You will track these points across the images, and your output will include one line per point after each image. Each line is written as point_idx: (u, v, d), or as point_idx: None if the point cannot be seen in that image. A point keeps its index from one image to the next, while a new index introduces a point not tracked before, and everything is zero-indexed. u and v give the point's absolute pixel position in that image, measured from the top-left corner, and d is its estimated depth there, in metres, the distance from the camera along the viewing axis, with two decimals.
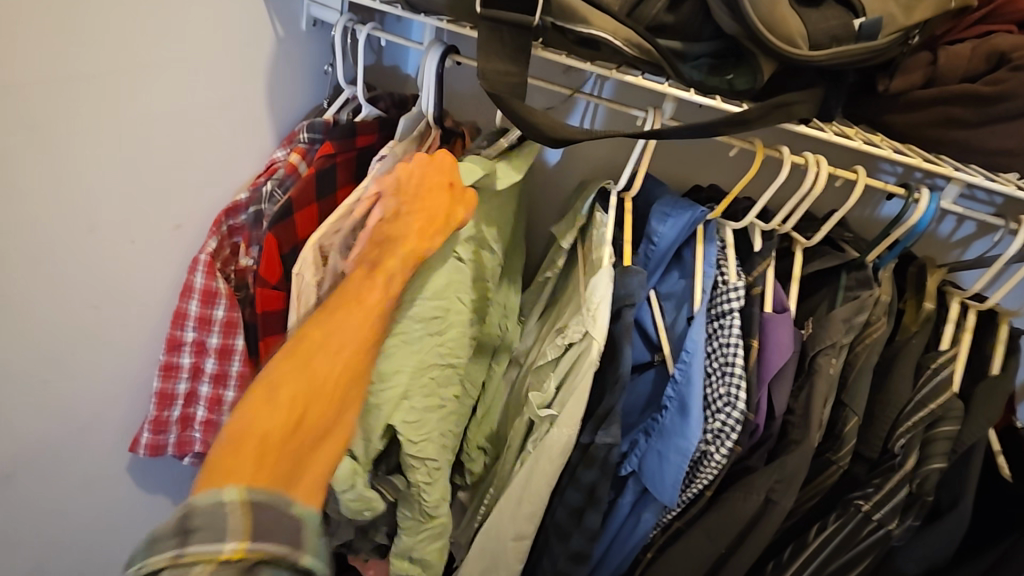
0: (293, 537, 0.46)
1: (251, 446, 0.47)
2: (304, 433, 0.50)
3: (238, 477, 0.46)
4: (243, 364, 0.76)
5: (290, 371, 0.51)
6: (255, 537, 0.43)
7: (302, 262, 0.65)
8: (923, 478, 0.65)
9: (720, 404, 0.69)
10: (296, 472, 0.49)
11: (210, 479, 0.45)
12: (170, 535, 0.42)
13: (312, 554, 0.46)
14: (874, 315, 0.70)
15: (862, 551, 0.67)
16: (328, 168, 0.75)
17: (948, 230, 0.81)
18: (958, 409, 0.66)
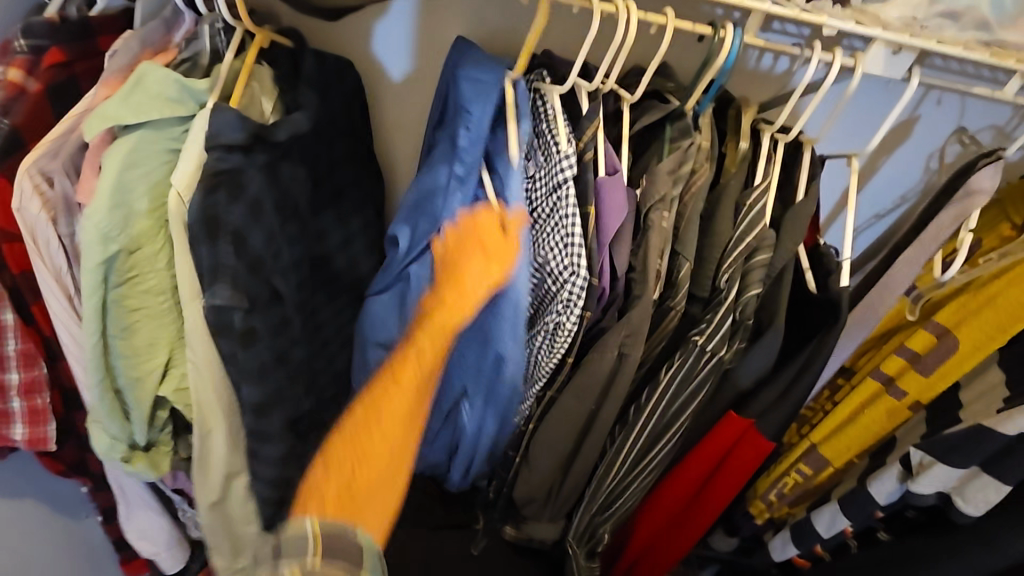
0: (349, 558, 0.49)
1: (330, 491, 0.48)
2: (360, 493, 0.49)
3: (314, 508, 0.48)
4: (23, 340, 0.67)
5: (343, 451, 0.50)
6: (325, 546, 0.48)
7: (19, 194, 0.59)
8: (744, 305, 0.72)
9: (565, 275, 0.70)
10: (363, 496, 0.49)
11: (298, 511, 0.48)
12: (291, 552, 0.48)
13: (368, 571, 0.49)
14: (697, 163, 0.73)
15: (703, 380, 0.75)
16: (63, 82, 0.66)
17: (767, 65, 0.83)
18: (769, 237, 0.71)
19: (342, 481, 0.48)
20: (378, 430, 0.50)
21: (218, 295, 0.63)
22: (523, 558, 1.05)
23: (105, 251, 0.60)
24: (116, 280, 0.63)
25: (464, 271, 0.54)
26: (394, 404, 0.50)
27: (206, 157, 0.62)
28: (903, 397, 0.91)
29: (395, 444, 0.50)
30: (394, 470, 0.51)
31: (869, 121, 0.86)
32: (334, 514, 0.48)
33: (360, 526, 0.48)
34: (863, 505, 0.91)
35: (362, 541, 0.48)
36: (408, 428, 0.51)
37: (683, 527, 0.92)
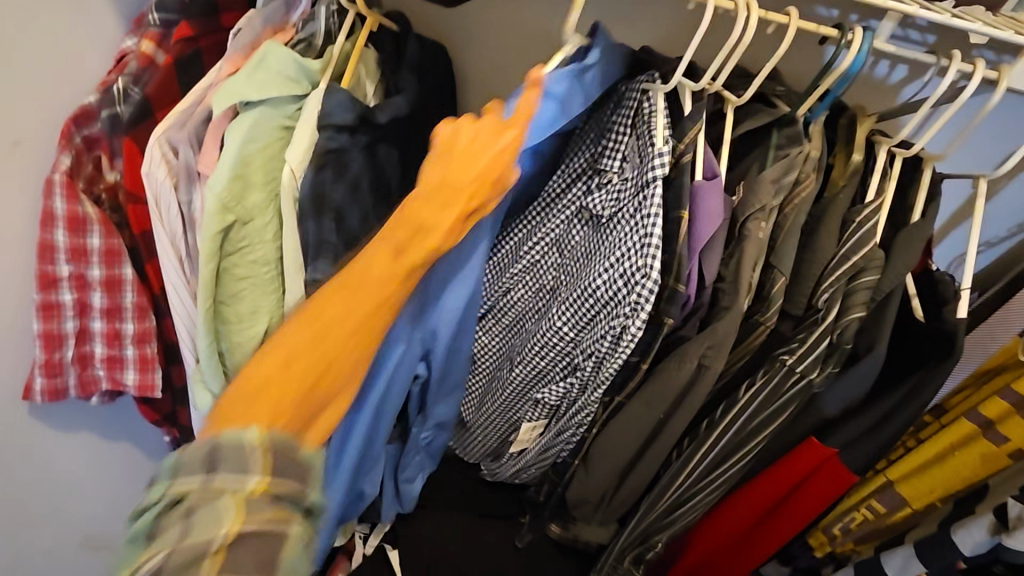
0: (302, 477, 0.54)
1: (272, 386, 0.54)
2: (318, 393, 0.58)
3: (250, 418, 0.53)
4: (138, 294, 0.72)
5: (301, 337, 0.56)
6: (275, 473, 0.52)
7: (149, 161, 0.63)
8: (843, 328, 0.67)
9: (636, 277, 0.68)
10: (315, 411, 0.58)
11: (220, 422, 0.53)
12: (196, 464, 0.50)
13: (318, 489, 0.54)
14: (803, 173, 0.69)
15: (786, 401, 0.71)
16: (191, 55, 0.69)
17: (885, 74, 0.78)
18: (877, 259, 0.67)
19: (309, 365, 0.56)
20: (342, 320, 0.57)
21: (319, 270, 0.66)
22: (568, 558, 1.05)
23: (223, 221, 0.62)
24: (229, 248, 0.65)
25: (461, 160, 0.56)
26: (354, 309, 0.57)
27: (317, 136, 0.65)
28: (1003, 444, 0.83)
29: (352, 339, 0.58)
30: (337, 403, 0.60)
31: (998, 141, 0.78)
32: (270, 431, 0.53)
33: (308, 437, 0.57)
34: (944, 552, 0.84)
35: (307, 456, 0.55)
36: (358, 350, 0.59)
37: (744, 550, 0.89)
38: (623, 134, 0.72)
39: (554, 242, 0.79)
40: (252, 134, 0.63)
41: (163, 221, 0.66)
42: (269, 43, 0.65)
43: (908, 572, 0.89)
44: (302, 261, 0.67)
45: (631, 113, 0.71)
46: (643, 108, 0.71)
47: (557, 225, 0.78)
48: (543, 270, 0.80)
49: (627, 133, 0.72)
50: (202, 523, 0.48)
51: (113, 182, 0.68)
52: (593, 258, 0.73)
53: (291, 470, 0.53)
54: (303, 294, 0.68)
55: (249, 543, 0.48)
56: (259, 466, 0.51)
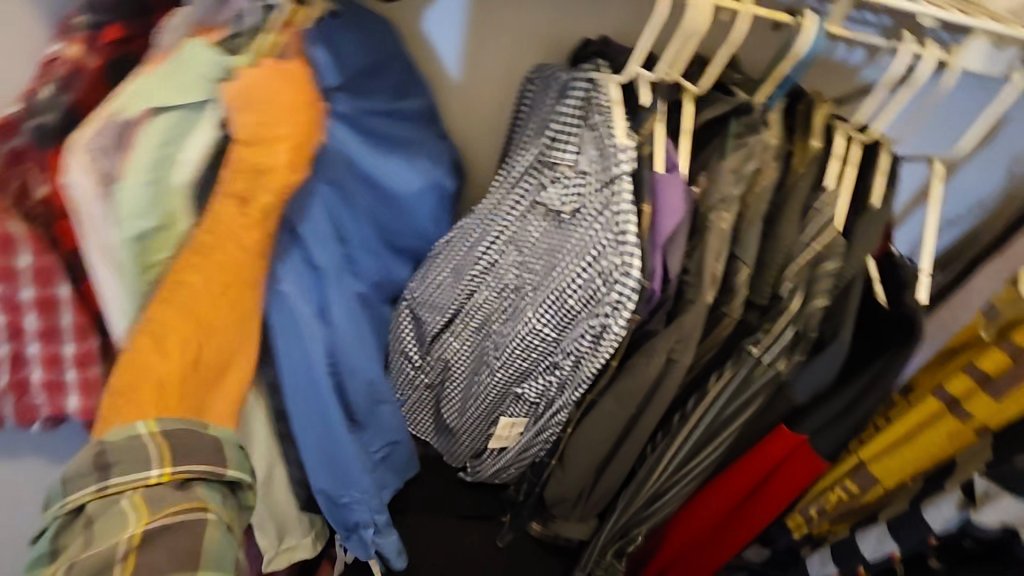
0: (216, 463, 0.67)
1: (150, 389, 0.62)
2: (201, 372, 0.65)
3: (144, 414, 0.63)
4: (76, 314, 0.69)
5: (144, 353, 0.61)
6: (175, 464, 0.64)
7: None
8: (807, 317, 0.67)
9: (617, 275, 0.66)
10: (204, 391, 0.66)
11: (112, 419, 0.63)
12: (90, 471, 0.62)
13: (235, 467, 0.69)
14: (763, 162, 0.68)
15: (755, 391, 0.71)
16: (120, 59, 0.66)
17: (843, 58, 0.78)
18: (838, 245, 0.66)
19: (170, 341, 0.61)
20: (181, 303, 0.61)
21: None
22: (551, 555, 1.04)
23: (137, 229, 0.60)
24: (152, 257, 0.63)
25: (269, 138, 0.60)
26: (187, 298, 0.61)
27: (249, 138, 0.61)
28: (969, 420, 0.85)
29: (205, 305, 0.62)
30: (230, 378, 0.68)
31: (954, 121, 0.79)
32: (162, 420, 0.64)
33: (207, 420, 0.67)
34: (915, 530, 0.86)
35: (218, 436, 0.68)
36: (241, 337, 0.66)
37: (721, 539, 0.89)
38: (571, 127, 0.70)
39: (511, 239, 0.77)
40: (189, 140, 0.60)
41: None
42: (194, 42, 0.63)
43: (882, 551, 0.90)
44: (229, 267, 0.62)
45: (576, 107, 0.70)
46: (590, 100, 0.70)
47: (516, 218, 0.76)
48: (503, 269, 0.79)
49: (579, 124, 0.70)
50: (112, 526, 0.61)
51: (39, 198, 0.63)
52: (560, 253, 0.72)
53: (187, 553, 0.63)
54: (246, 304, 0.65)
55: (164, 543, 0.62)
56: (160, 456, 0.63)
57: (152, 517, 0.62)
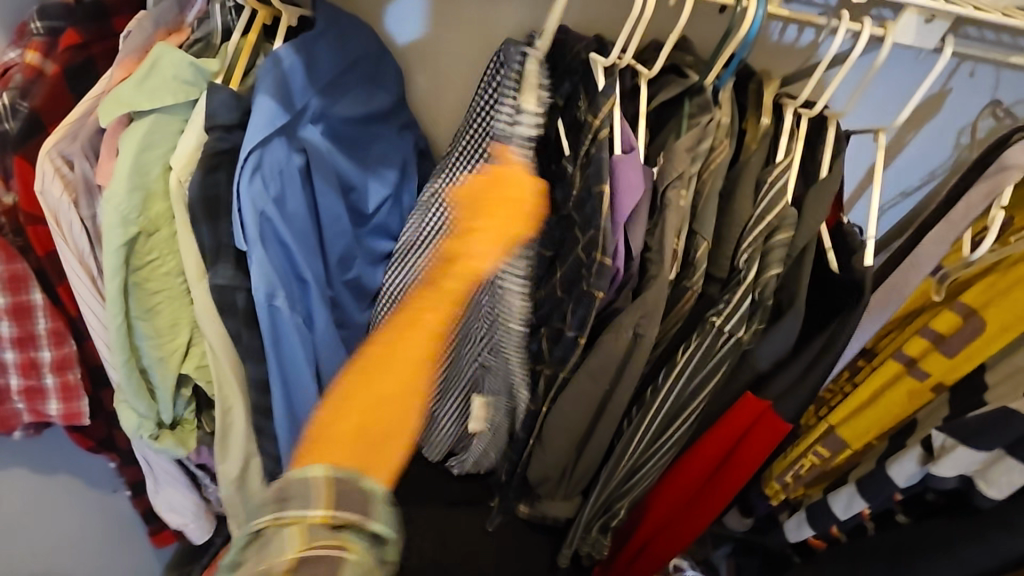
0: (362, 507, 0.45)
1: (343, 431, 0.46)
2: (383, 418, 0.47)
3: (327, 455, 0.45)
4: (52, 320, 0.69)
5: (360, 380, 0.47)
6: (336, 507, 0.44)
7: (42, 178, 0.60)
8: (764, 286, 0.70)
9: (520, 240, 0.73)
10: (368, 445, 0.46)
11: (304, 455, 0.46)
12: (269, 503, 0.44)
13: (380, 520, 0.45)
14: (716, 140, 0.71)
15: (719, 360, 0.74)
16: (81, 64, 0.66)
17: (793, 38, 0.80)
18: (791, 216, 0.69)
19: (362, 406, 0.46)
20: (395, 359, 0.48)
21: (220, 275, 0.64)
22: (538, 534, 1.06)
23: (127, 233, 0.61)
24: (136, 262, 0.64)
25: (496, 207, 0.51)
26: (415, 349, 0.48)
27: (206, 137, 0.62)
28: (926, 379, 0.89)
29: (409, 374, 0.47)
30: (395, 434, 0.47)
31: (897, 93, 0.83)
32: (334, 466, 0.45)
33: (368, 474, 0.46)
34: (882, 486, 0.90)
35: (364, 486, 0.45)
36: (425, 368, 0.49)
37: (698, 508, 0.92)
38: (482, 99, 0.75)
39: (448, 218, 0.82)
40: (151, 141, 0.61)
41: (66, 241, 0.63)
42: (162, 44, 0.63)
43: (852, 509, 0.94)
44: (204, 266, 0.65)
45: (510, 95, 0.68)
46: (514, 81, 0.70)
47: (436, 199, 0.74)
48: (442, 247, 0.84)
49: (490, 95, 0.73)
50: (272, 547, 0.42)
51: (7, 205, 0.64)
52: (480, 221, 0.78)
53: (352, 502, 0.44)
54: (212, 301, 0.66)
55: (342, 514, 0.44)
56: (319, 499, 0.43)
57: (315, 539, 0.42)
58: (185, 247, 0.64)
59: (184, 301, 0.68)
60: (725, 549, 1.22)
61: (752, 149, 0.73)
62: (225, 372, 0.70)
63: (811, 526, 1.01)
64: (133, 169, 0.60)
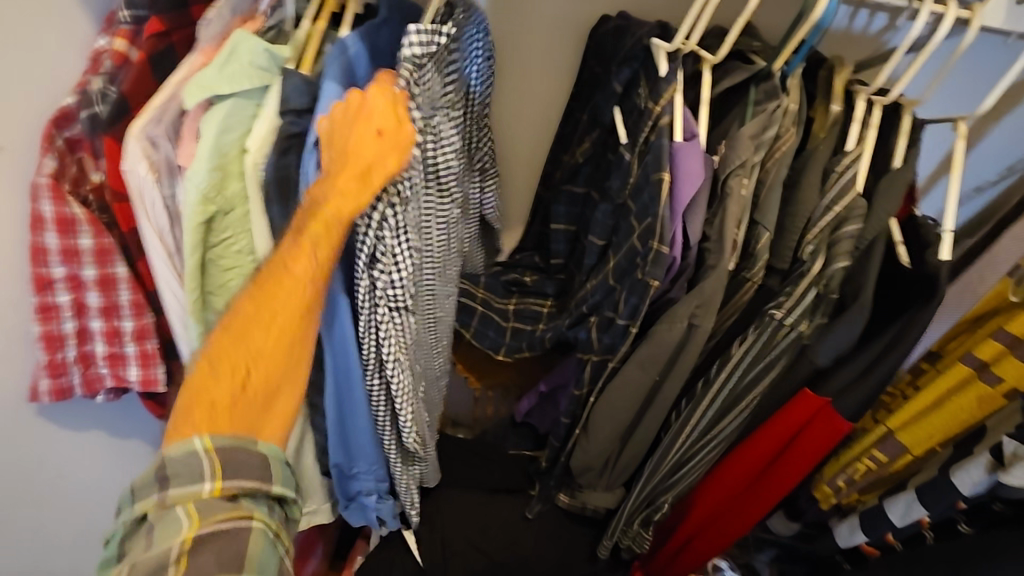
0: (262, 472, 0.61)
1: (209, 402, 0.59)
2: (250, 392, 0.60)
3: (200, 426, 0.59)
4: (133, 291, 0.73)
5: (241, 315, 0.60)
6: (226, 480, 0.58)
7: (130, 157, 0.63)
8: (829, 279, 0.68)
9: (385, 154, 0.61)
10: (260, 412, 0.62)
11: (179, 432, 0.59)
12: (150, 484, 0.57)
13: (279, 483, 0.62)
14: (783, 128, 0.69)
15: (777, 354, 0.72)
16: (164, 50, 0.70)
17: (863, 25, 0.77)
18: (860, 207, 0.67)
19: (235, 361, 0.59)
20: (271, 304, 0.59)
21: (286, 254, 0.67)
22: (577, 525, 1.07)
23: (204, 211, 0.63)
24: (213, 240, 0.67)
25: (358, 142, 0.58)
26: (258, 335, 0.59)
27: (280, 122, 0.64)
28: (998, 384, 0.84)
29: (275, 329, 0.59)
30: (284, 390, 0.62)
31: (980, 80, 0.78)
32: (216, 437, 0.59)
33: (260, 436, 0.62)
34: (944, 494, 0.86)
35: (266, 453, 0.61)
36: (302, 320, 0.61)
37: (746, 506, 0.91)
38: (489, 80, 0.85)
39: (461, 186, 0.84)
40: (228, 123, 0.64)
41: (149, 218, 0.67)
42: (240, 31, 0.65)
43: (911, 516, 0.90)
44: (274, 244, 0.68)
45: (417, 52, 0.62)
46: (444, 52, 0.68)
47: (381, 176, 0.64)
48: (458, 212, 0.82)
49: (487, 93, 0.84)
50: (166, 529, 0.55)
51: (98, 182, 0.68)
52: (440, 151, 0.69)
53: (230, 559, 0.55)
54: None
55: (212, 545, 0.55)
56: (212, 473, 0.57)
57: (213, 515, 0.57)
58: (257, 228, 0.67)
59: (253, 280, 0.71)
60: (768, 553, 1.20)
61: (819, 138, 0.71)
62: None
63: (863, 532, 0.98)
64: (211, 148, 0.62)
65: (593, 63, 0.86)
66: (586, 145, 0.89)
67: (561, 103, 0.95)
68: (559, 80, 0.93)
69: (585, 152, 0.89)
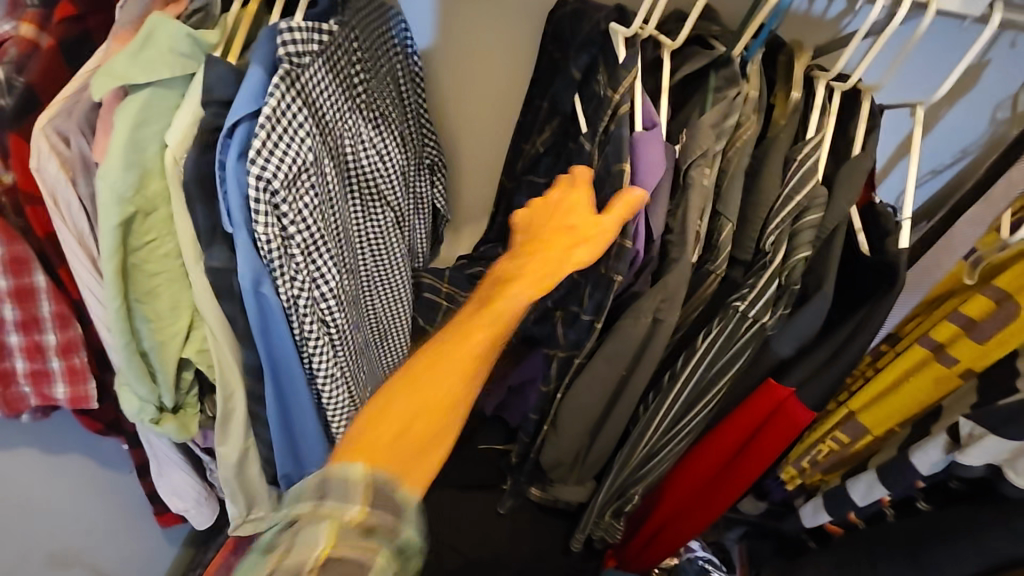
0: (392, 511, 0.51)
1: (392, 432, 0.54)
2: (420, 447, 0.56)
3: (366, 454, 0.52)
4: (56, 303, 0.68)
5: (399, 398, 0.55)
6: (374, 504, 0.51)
7: (39, 155, 0.58)
8: (791, 269, 0.66)
9: (267, 152, 0.59)
10: (414, 454, 0.55)
11: (343, 453, 0.53)
12: (312, 491, 0.51)
13: (409, 528, 0.52)
14: (743, 115, 0.68)
15: (741, 347, 0.71)
16: (78, 36, 0.64)
17: (822, 8, 0.76)
18: (820, 196, 0.66)
19: (400, 420, 0.54)
20: (434, 374, 0.56)
21: (216, 257, 0.64)
22: (550, 517, 1.06)
23: (123, 212, 0.60)
24: (135, 243, 0.63)
25: (559, 229, 0.63)
26: (448, 376, 0.57)
27: (204, 113, 0.60)
28: (954, 365, 0.85)
29: (446, 394, 0.56)
30: (432, 452, 0.56)
31: (937, 64, 0.78)
32: (376, 468, 0.52)
33: (405, 483, 0.53)
34: (904, 474, 0.87)
35: (398, 495, 0.52)
36: (464, 381, 0.58)
37: (712, 496, 0.91)
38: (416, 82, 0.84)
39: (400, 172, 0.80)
40: (145, 116, 0.58)
41: (66, 221, 0.62)
42: (157, 16, 0.60)
43: (871, 496, 0.92)
44: (200, 247, 0.63)
45: (289, 52, 0.60)
46: (340, 44, 0.65)
47: (303, 169, 0.62)
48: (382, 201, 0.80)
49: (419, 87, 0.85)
50: (302, 541, 0.49)
51: (7, 184, 0.62)
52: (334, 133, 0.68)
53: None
54: (209, 284, 0.65)
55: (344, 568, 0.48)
56: (362, 496, 0.50)
57: (344, 540, 0.49)
58: (181, 229, 0.63)
59: (179, 286, 0.67)
60: (736, 531, 1.21)
61: (781, 125, 0.69)
62: (226, 353, 0.70)
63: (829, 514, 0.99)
64: (121, 145, 0.57)
65: (550, 48, 0.83)
66: (545, 134, 0.86)
67: (520, 93, 0.91)
68: (515, 67, 0.90)
69: (545, 142, 0.86)
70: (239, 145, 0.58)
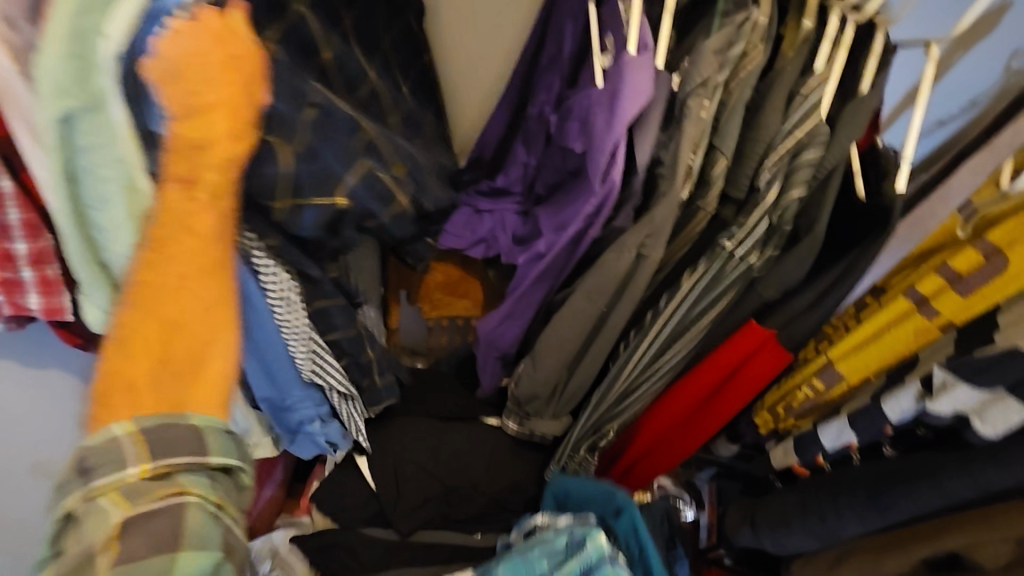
0: (197, 444, 0.60)
1: (120, 383, 0.58)
2: (177, 349, 0.59)
3: (121, 412, 0.58)
4: (23, 210, 0.65)
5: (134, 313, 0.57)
6: (154, 459, 0.58)
7: None
8: (784, 209, 0.65)
9: None
10: (183, 386, 0.60)
11: (98, 421, 0.59)
12: (74, 479, 0.58)
13: (218, 452, 0.62)
14: (750, 44, 0.64)
15: (726, 287, 0.71)
16: None
17: None
18: (822, 132, 0.63)
19: (154, 329, 0.57)
20: (170, 296, 0.57)
21: (167, 164, 0.57)
22: (528, 451, 1.09)
23: (62, 105, 0.54)
24: (86, 142, 0.58)
25: (192, 67, 0.54)
26: (206, 291, 0.59)
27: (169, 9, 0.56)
28: (936, 317, 0.85)
29: (192, 307, 0.58)
30: (211, 372, 0.62)
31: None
32: (140, 420, 0.58)
33: (191, 410, 0.61)
34: (874, 421, 0.89)
35: (198, 424, 0.61)
36: (216, 281, 0.60)
37: (689, 431, 0.93)
38: None
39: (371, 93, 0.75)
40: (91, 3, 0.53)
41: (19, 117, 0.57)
42: None
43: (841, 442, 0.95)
44: (149, 152, 0.58)
45: None
46: None
47: None
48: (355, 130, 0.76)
49: None
50: (89, 530, 0.56)
51: None
52: None
53: (168, 534, 0.56)
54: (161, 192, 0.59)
55: (151, 526, 0.56)
56: (136, 455, 0.57)
57: (134, 502, 0.57)
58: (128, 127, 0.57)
59: (136, 195, 0.61)
60: (707, 471, 1.28)
61: (793, 56, 0.65)
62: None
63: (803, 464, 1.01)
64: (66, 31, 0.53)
65: None
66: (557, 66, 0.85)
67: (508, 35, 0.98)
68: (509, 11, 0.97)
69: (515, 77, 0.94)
70: (191, 41, 0.53)
